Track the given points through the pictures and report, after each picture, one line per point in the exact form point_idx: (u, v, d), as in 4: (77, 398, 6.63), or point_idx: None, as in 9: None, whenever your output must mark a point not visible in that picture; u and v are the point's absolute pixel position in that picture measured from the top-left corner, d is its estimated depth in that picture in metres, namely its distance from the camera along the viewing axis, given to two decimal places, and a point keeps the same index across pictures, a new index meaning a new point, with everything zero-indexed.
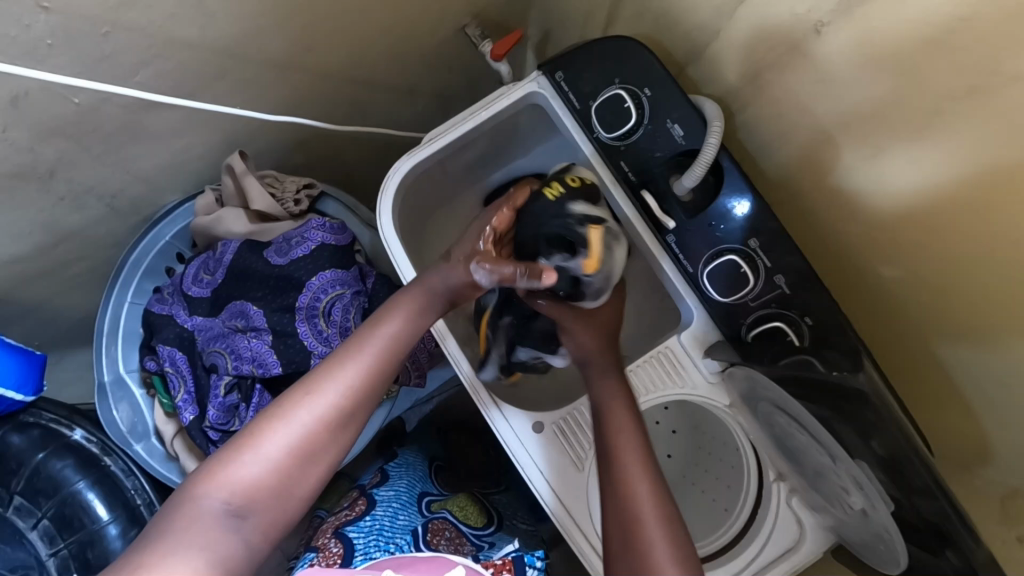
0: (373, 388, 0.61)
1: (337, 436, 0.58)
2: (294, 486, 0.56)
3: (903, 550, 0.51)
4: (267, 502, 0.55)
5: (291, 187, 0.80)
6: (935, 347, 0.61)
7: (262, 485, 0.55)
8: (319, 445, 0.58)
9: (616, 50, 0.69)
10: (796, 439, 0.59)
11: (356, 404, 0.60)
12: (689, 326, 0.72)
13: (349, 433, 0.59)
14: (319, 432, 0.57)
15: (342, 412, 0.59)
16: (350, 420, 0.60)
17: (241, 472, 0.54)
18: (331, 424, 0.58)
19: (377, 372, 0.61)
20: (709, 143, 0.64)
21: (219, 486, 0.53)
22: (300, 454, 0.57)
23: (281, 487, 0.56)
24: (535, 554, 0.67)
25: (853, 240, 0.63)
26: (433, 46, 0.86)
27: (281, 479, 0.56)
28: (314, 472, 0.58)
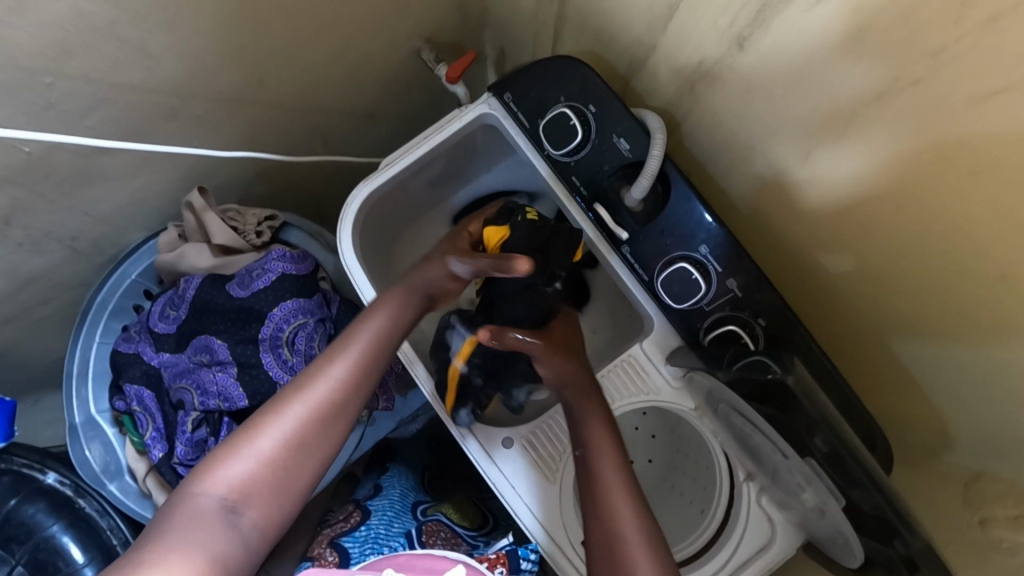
0: (362, 380, 0.65)
1: (331, 431, 0.62)
2: (290, 483, 0.59)
3: (859, 544, 0.54)
4: (263, 499, 0.58)
5: (252, 220, 0.81)
6: (886, 337, 0.63)
7: (256, 482, 0.58)
8: (314, 438, 0.61)
9: (558, 69, 0.70)
10: (753, 438, 0.61)
11: (346, 397, 0.63)
12: (650, 334, 0.74)
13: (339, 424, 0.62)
14: (314, 425, 0.61)
15: (333, 404, 0.62)
16: (343, 413, 0.63)
17: (235, 468, 0.57)
18: (322, 415, 0.62)
19: (364, 369, 0.65)
20: (652, 156, 0.65)
21: (215, 483, 0.56)
22: (293, 450, 0.60)
23: (277, 482, 0.58)
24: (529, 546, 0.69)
25: (800, 237, 0.65)
26: (388, 72, 0.87)
27: (275, 476, 0.58)
28: (308, 468, 0.60)
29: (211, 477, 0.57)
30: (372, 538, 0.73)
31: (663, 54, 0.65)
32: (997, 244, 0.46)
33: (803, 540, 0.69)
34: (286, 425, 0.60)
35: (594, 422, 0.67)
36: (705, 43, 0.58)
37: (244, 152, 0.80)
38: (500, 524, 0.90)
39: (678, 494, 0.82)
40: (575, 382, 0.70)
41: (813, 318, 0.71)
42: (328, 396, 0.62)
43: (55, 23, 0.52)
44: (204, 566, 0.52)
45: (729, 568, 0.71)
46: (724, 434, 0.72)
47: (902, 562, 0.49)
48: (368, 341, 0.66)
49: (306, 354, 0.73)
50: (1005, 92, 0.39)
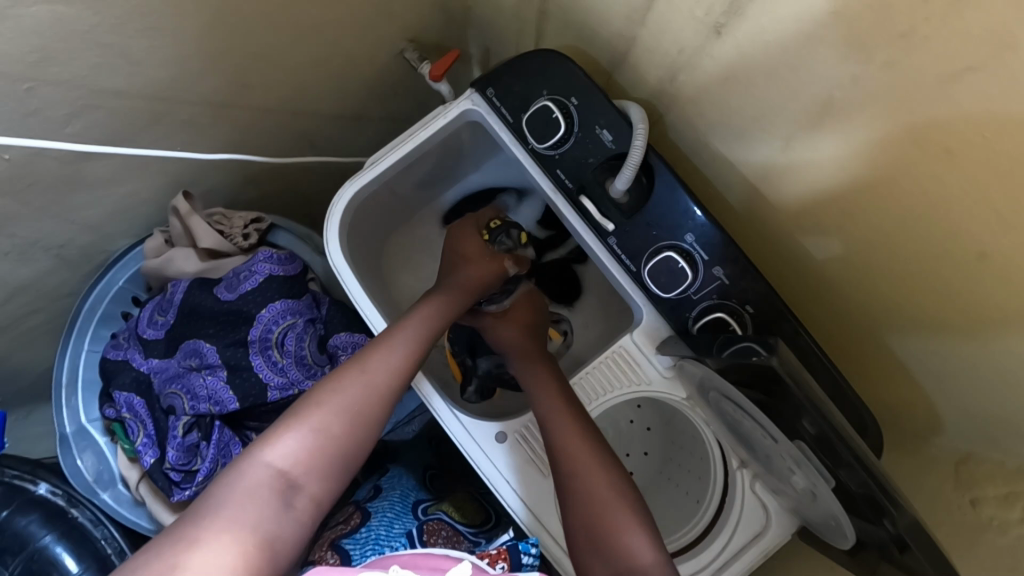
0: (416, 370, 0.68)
1: (382, 413, 0.64)
2: (345, 461, 0.60)
3: (851, 526, 0.54)
4: (321, 476, 0.58)
5: (239, 223, 0.81)
6: (873, 319, 0.63)
7: (315, 458, 0.58)
8: (370, 418, 0.63)
9: (540, 63, 0.70)
10: (743, 423, 0.62)
11: (399, 385, 0.67)
12: (640, 325, 0.74)
13: (389, 409, 0.65)
14: (368, 408, 0.63)
15: (388, 388, 0.65)
16: (394, 397, 0.66)
17: (295, 442, 0.58)
18: (377, 397, 0.64)
19: (416, 358, 0.69)
20: (635, 146, 0.66)
21: (278, 456, 0.57)
22: (352, 429, 0.61)
23: (332, 460, 0.59)
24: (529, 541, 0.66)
25: (785, 224, 0.65)
26: (372, 73, 0.87)
27: (329, 453, 0.59)
28: (360, 450, 0.62)
29: (271, 449, 0.57)
30: (372, 539, 0.73)
31: (644, 46, 0.65)
32: (973, 224, 0.47)
33: (799, 526, 0.70)
34: (345, 405, 0.62)
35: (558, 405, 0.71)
36: (684, 34, 0.59)
37: (230, 156, 0.80)
38: (501, 521, 0.90)
39: (674, 485, 0.82)
40: (517, 349, 0.82)
41: (801, 306, 0.72)
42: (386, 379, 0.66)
43: (33, 31, 0.52)
44: (263, 540, 0.52)
45: (723, 557, 0.71)
46: (716, 422, 0.72)
47: (893, 542, 0.49)
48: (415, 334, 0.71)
49: (296, 355, 0.73)
50: (974, 71, 0.40)
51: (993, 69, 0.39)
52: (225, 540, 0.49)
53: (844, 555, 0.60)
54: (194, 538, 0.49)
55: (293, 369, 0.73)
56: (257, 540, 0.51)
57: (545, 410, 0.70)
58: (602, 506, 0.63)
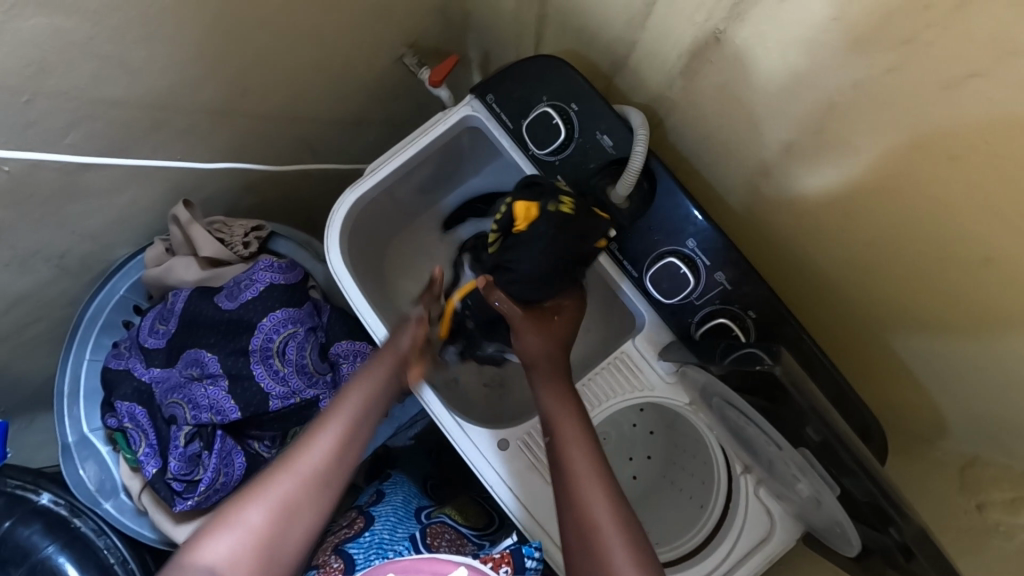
0: (351, 445, 0.66)
1: (319, 495, 0.62)
2: (277, 555, 0.59)
3: (856, 534, 0.54)
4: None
5: (239, 231, 0.80)
6: (875, 321, 0.62)
7: (243, 556, 0.57)
8: (304, 504, 0.61)
9: (540, 68, 0.70)
10: (746, 429, 0.61)
11: (336, 462, 0.64)
12: (642, 330, 0.74)
13: (326, 494, 0.63)
14: (301, 497, 0.61)
15: (322, 474, 0.63)
16: (331, 483, 0.64)
17: (222, 541, 0.57)
18: (310, 484, 0.62)
19: (351, 439, 0.66)
20: (636, 152, 0.66)
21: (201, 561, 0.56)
22: (283, 520, 0.60)
23: (263, 553, 0.58)
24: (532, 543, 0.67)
25: (786, 228, 0.65)
26: (371, 79, 0.87)
27: (260, 549, 0.58)
28: (293, 541, 0.60)
29: (197, 554, 0.56)
30: (376, 543, 0.73)
31: (643, 50, 0.65)
32: (978, 228, 0.47)
33: (803, 532, 0.70)
34: (274, 495, 0.60)
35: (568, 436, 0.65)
36: (683, 39, 0.59)
37: (230, 165, 0.80)
38: (505, 522, 0.90)
39: (677, 490, 0.82)
40: (544, 363, 0.71)
41: (803, 309, 0.71)
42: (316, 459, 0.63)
43: (31, 42, 0.52)
44: None
45: (729, 562, 0.71)
46: (719, 428, 0.72)
47: (900, 549, 0.49)
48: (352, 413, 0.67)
49: (297, 364, 0.73)
50: (978, 76, 0.40)
51: (996, 73, 0.39)
52: None
53: (850, 560, 0.60)
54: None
55: (295, 378, 0.72)
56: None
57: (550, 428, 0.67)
58: (594, 513, 0.61)
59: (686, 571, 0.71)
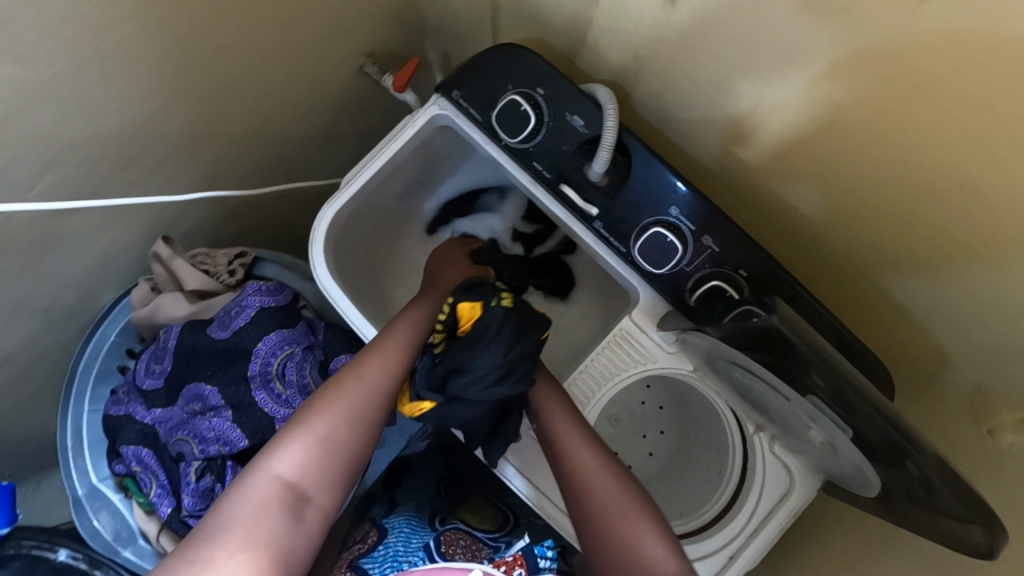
0: (405, 364, 0.67)
1: (383, 415, 0.64)
2: (350, 462, 0.61)
3: (873, 471, 0.54)
4: (326, 484, 0.59)
5: (222, 260, 0.79)
6: (864, 262, 0.63)
7: (316, 465, 0.59)
8: (371, 417, 0.62)
9: (502, 56, 0.70)
10: (753, 386, 0.62)
11: (392, 384, 0.65)
12: (638, 305, 0.74)
13: (390, 408, 0.65)
14: (368, 411, 0.63)
15: (386, 391, 0.65)
16: (394, 400, 0.66)
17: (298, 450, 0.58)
18: (377, 398, 0.64)
19: (410, 356, 0.68)
20: (608, 127, 0.66)
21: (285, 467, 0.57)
22: (352, 432, 0.61)
23: (337, 464, 0.60)
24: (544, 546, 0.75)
25: (766, 182, 0.65)
26: (335, 91, 0.87)
27: (331, 462, 0.59)
28: (361, 456, 0.62)
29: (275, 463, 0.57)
30: (391, 555, 0.72)
31: (601, 27, 0.65)
32: (951, 155, 0.47)
33: (822, 481, 0.70)
34: (346, 412, 0.62)
35: (559, 415, 0.68)
36: (639, 8, 0.58)
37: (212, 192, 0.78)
38: (520, 521, 0.91)
39: (695, 459, 0.83)
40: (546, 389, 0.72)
41: (793, 263, 0.72)
42: (379, 381, 0.64)
43: None
44: (274, 546, 0.53)
45: (754, 523, 0.70)
46: (726, 390, 0.73)
47: (918, 484, 0.49)
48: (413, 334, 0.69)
49: (299, 384, 0.70)
50: (933, 4, 0.40)
51: None
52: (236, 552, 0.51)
53: (871, 503, 0.61)
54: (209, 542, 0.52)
55: (299, 399, 0.69)
56: (268, 544, 0.53)
57: (546, 411, 0.68)
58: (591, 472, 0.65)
59: (710, 538, 0.71)
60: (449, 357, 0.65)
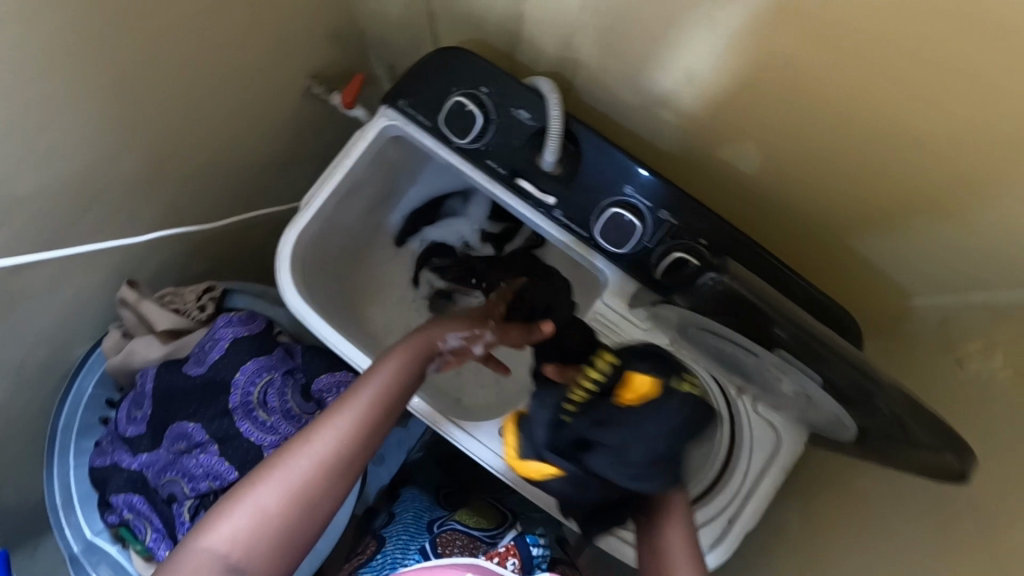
0: (361, 430, 0.61)
1: (335, 485, 0.58)
2: (289, 537, 0.55)
3: (846, 415, 0.56)
4: (262, 560, 0.54)
5: (191, 296, 0.79)
6: (824, 203, 0.65)
7: (253, 540, 0.54)
8: (317, 486, 0.57)
9: (442, 60, 0.71)
10: (726, 349, 0.63)
11: (345, 451, 0.59)
12: (608, 287, 0.75)
13: (346, 474, 0.59)
14: (317, 478, 0.57)
15: (340, 455, 0.59)
16: (352, 464, 0.60)
17: (235, 523, 0.54)
18: (330, 464, 0.58)
19: (373, 415, 0.62)
20: (553, 116, 0.67)
21: (214, 543, 0.53)
22: (296, 503, 0.56)
23: (277, 539, 0.55)
24: (535, 535, 0.82)
25: (715, 147, 0.67)
26: (284, 115, 0.87)
27: (270, 536, 0.55)
28: (308, 526, 0.57)
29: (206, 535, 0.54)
30: (389, 564, 0.75)
31: (532, 21, 0.67)
32: (879, 94, 0.49)
33: (808, 434, 0.71)
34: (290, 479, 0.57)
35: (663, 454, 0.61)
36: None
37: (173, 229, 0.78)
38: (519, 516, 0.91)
39: None
40: None
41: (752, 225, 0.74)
42: (330, 447, 0.59)
43: None
44: None
45: (746, 484, 0.72)
46: (704, 359, 0.74)
47: (888, 422, 0.50)
48: (380, 390, 0.63)
49: (283, 410, 0.70)
50: None
51: None
52: None
53: (852, 447, 0.63)
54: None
55: (285, 423, 0.69)
56: None
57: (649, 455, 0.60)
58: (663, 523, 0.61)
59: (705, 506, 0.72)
60: (582, 420, 0.56)
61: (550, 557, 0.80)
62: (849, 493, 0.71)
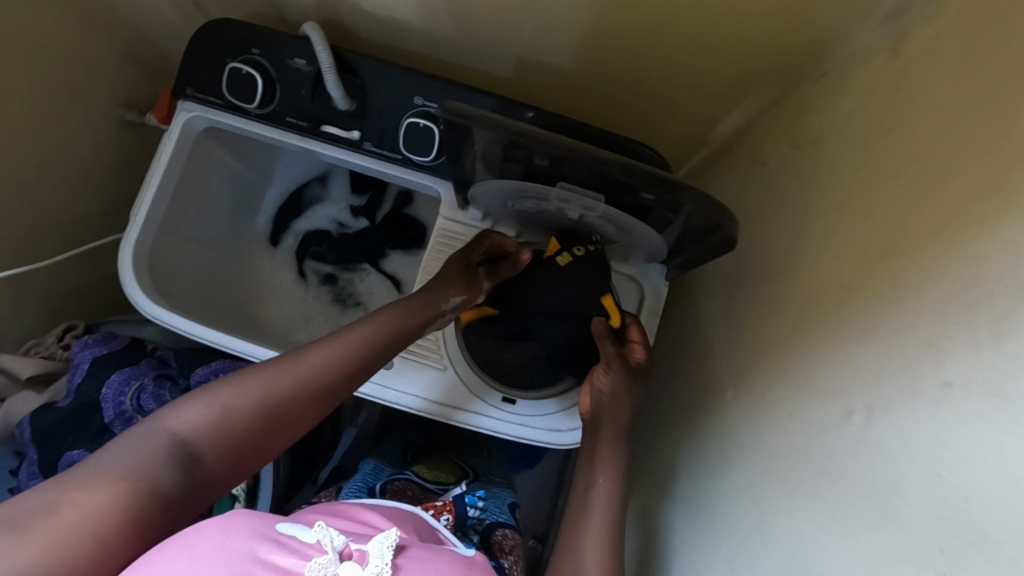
0: (319, 386, 0.58)
1: (270, 432, 0.55)
2: (202, 474, 0.50)
3: (641, 223, 0.60)
4: (203, 477, 0.50)
5: (52, 339, 0.80)
6: (594, 62, 0.72)
7: (208, 446, 0.51)
8: (287, 402, 0.56)
9: (208, 38, 0.73)
10: (542, 210, 0.66)
11: (297, 401, 0.57)
12: (441, 202, 0.77)
13: (317, 405, 0.58)
14: (290, 399, 0.56)
15: (321, 382, 0.58)
16: (324, 396, 0.59)
17: (219, 403, 0.52)
18: (306, 387, 0.57)
19: (358, 355, 0.62)
20: (319, 51, 0.69)
21: (187, 421, 0.51)
22: (263, 418, 0.54)
23: (225, 452, 0.52)
24: (475, 493, 0.82)
25: (484, 41, 0.74)
26: (106, 146, 0.91)
27: (219, 451, 0.51)
28: (251, 454, 0.54)
29: (172, 417, 0.51)
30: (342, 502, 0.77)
31: None
32: None
33: (660, 270, 0.76)
34: (263, 392, 0.55)
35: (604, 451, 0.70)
36: None
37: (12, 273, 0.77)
38: (480, 475, 0.93)
39: None
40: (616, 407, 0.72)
41: (563, 103, 0.82)
42: (287, 386, 0.56)
43: None
44: (105, 513, 0.42)
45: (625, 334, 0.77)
46: (550, 237, 0.77)
47: (662, 204, 0.54)
48: (370, 337, 0.64)
49: (162, 408, 0.71)
50: None
51: None
52: (99, 490, 0.43)
53: (681, 259, 0.68)
54: (72, 477, 0.44)
55: None
56: (134, 489, 0.45)
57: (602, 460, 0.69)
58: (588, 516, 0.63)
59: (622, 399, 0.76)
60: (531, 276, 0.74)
61: (486, 520, 0.79)
62: (710, 308, 0.75)
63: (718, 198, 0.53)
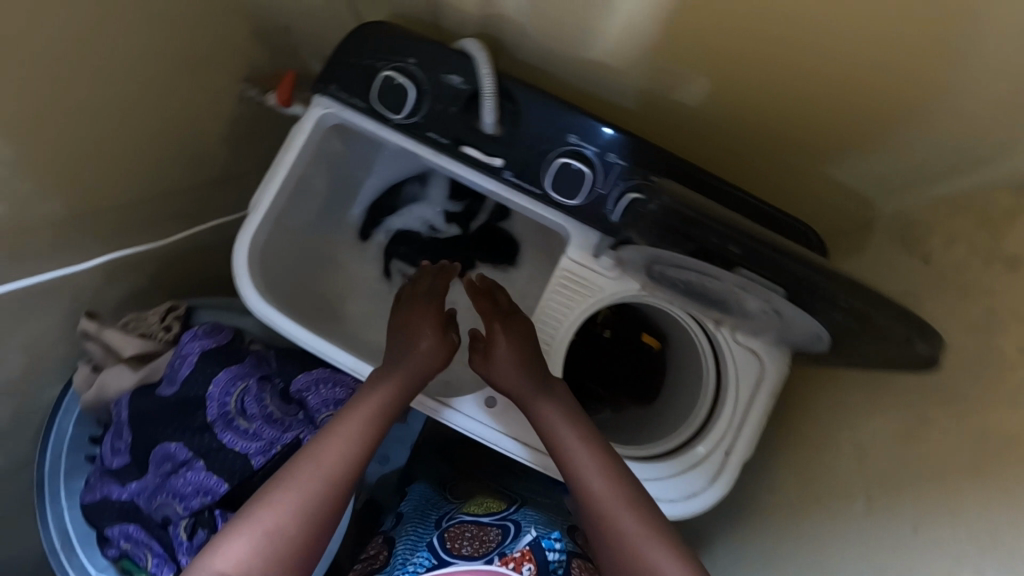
0: (343, 479, 0.60)
1: (315, 536, 0.57)
2: None
3: (822, 324, 0.55)
4: None
5: (155, 319, 0.78)
6: (768, 126, 0.68)
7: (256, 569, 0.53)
8: (316, 502, 0.58)
9: (360, 40, 0.70)
10: (693, 280, 0.63)
11: (328, 500, 0.59)
12: (571, 242, 0.72)
13: (345, 491, 0.60)
14: (319, 496, 0.58)
15: (342, 471, 0.60)
16: (348, 482, 0.61)
17: (251, 531, 0.55)
18: (329, 482, 0.59)
19: (368, 435, 0.63)
20: (483, 75, 0.66)
21: (225, 561, 0.53)
22: (300, 524, 0.56)
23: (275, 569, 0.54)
24: (552, 537, 0.71)
25: (653, 86, 0.69)
26: (223, 122, 0.88)
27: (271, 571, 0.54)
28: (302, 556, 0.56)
29: (215, 560, 0.53)
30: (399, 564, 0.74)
31: None
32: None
33: (789, 353, 0.73)
34: (291, 502, 0.57)
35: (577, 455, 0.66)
36: None
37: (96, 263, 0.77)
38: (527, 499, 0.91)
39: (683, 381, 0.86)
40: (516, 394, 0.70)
41: (711, 155, 0.78)
42: (314, 489, 0.58)
43: None
44: None
45: (741, 410, 0.73)
46: (679, 297, 0.74)
47: (851, 316, 0.51)
48: (376, 413, 0.65)
49: (263, 414, 0.71)
50: None
51: None
52: None
53: (831, 355, 0.64)
54: None
55: (267, 428, 0.70)
56: None
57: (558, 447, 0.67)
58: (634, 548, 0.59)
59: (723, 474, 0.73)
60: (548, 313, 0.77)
61: (567, 558, 0.70)
62: (836, 397, 0.72)
63: (915, 315, 0.50)
